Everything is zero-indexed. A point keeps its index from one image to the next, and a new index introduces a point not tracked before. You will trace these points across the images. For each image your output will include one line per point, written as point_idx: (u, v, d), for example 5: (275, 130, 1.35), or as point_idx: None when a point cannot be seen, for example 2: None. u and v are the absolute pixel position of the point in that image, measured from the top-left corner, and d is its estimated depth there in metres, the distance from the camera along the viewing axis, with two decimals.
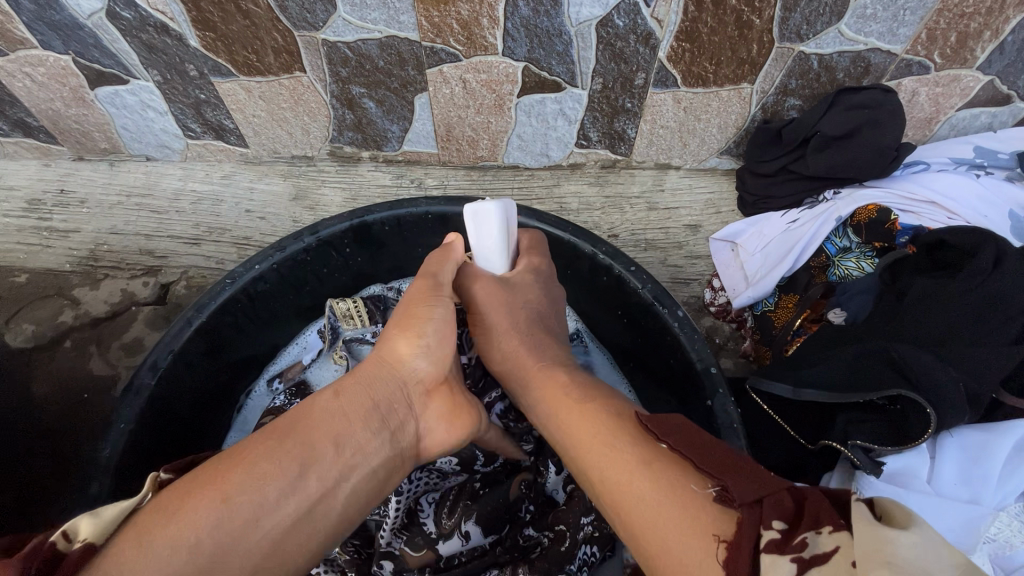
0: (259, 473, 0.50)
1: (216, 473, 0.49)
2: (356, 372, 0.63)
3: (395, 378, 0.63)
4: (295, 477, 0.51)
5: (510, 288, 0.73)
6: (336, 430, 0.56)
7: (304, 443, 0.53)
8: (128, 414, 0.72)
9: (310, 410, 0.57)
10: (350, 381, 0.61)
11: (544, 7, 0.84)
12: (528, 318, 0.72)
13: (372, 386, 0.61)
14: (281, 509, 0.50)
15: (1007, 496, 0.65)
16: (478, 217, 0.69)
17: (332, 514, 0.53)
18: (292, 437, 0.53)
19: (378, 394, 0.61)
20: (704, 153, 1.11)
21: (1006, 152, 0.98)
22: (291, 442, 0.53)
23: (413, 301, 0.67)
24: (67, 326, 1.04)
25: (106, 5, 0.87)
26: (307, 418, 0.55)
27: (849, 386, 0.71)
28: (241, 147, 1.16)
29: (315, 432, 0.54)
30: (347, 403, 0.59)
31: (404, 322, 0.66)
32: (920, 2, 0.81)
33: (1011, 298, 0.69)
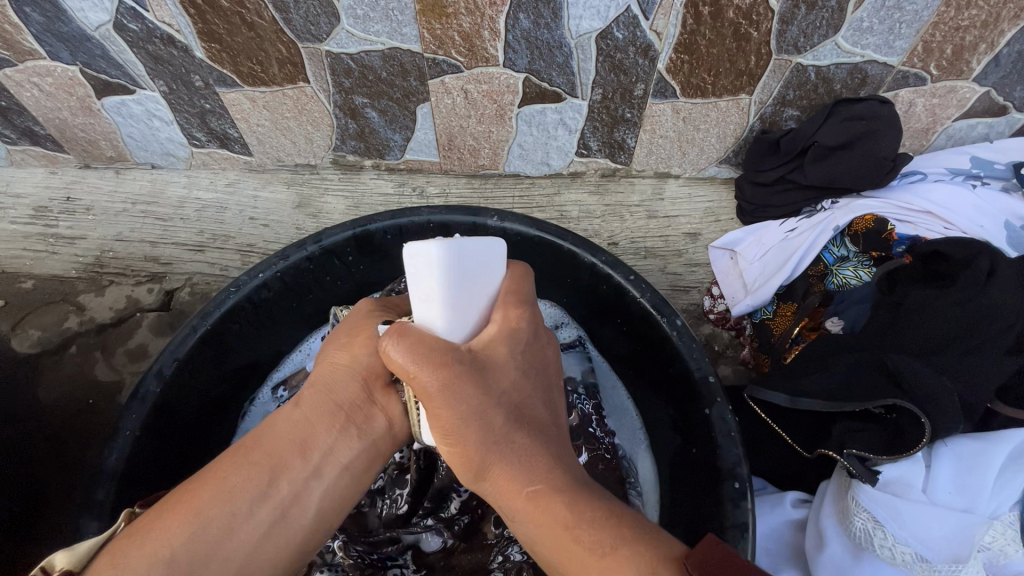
0: (226, 489, 0.53)
1: (185, 494, 0.53)
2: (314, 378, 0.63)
3: (349, 377, 0.62)
4: (262, 487, 0.54)
5: (478, 369, 0.52)
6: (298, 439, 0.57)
7: (265, 454, 0.56)
8: (132, 420, 0.73)
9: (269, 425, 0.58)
10: (309, 389, 0.62)
11: (544, 20, 0.85)
12: (499, 409, 0.53)
13: (333, 391, 0.61)
14: (254, 515, 0.53)
15: (1001, 505, 0.66)
16: (417, 262, 0.50)
17: (308, 514, 0.56)
18: (254, 451, 0.56)
19: (335, 397, 0.61)
20: (704, 162, 1.12)
21: (1003, 163, 0.99)
22: (253, 459, 0.55)
23: (358, 317, 0.66)
24: (72, 332, 1.05)
25: (114, 17, 0.88)
26: (267, 432, 0.58)
27: (845, 395, 0.72)
28: (245, 156, 1.17)
29: (275, 441, 0.57)
30: (307, 410, 0.60)
31: (348, 339, 0.63)
32: (915, 16, 0.83)
33: (1005, 309, 0.70)
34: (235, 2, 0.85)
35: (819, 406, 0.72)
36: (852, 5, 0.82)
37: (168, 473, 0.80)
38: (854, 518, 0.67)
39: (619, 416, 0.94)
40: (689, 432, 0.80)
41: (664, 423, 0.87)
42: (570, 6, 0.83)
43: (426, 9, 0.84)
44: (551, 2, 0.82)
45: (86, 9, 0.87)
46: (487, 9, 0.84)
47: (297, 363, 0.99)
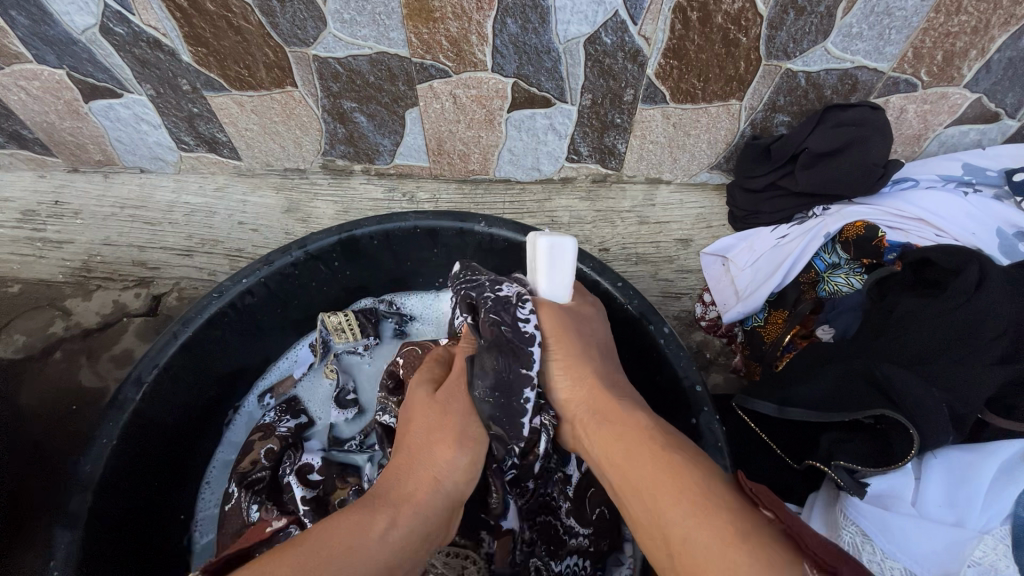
0: None
1: None
2: (400, 484, 0.59)
3: (437, 501, 0.60)
4: None
5: (575, 315, 0.70)
6: (389, 560, 0.53)
7: (349, 570, 0.50)
8: (110, 428, 0.72)
9: (358, 531, 0.53)
10: (401, 499, 0.58)
11: (532, 25, 0.85)
12: (591, 346, 0.68)
13: (425, 512, 0.58)
14: None
15: (993, 518, 0.64)
16: (556, 248, 0.71)
17: None
18: (337, 563, 0.50)
19: (422, 517, 0.58)
20: (695, 168, 1.11)
21: (995, 169, 0.99)
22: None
23: (463, 423, 0.65)
24: (57, 337, 1.04)
25: (99, 21, 0.88)
26: (352, 541, 0.52)
27: (834, 405, 0.71)
28: (234, 160, 1.16)
29: (360, 556, 0.51)
30: (400, 531, 0.55)
31: (458, 435, 0.63)
32: (905, 21, 0.82)
33: (996, 318, 0.69)
34: (220, 5, 0.84)
35: (807, 415, 0.72)
36: (841, 10, 0.81)
37: (149, 481, 0.79)
38: (843, 532, 0.67)
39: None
40: None
41: None
42: (557, 10, 0.82)
43: (413, 13, 0.83)
44: (539, 7, 0.82)
45: (72, 13, 0.87)
46: (475, 14, 0.84)
47: (283, 370, 0.99)
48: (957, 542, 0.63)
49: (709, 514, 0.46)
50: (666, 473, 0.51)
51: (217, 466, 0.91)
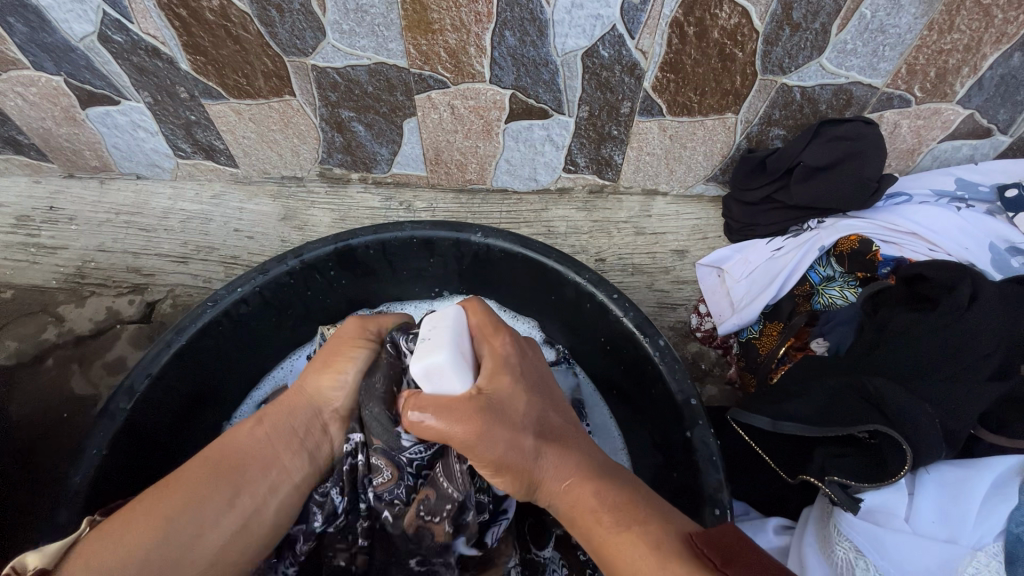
0: (195, 499, 0.57)
1: (154, 500, 0.56)
2: (277, 400, 0.68)
3: (313, 406, 0.67)
4: (229, 500, 0.58)
5: (493, 410, 0.54)
6: (261, 457, 0.62)
7: (234, 472, 0.60)
8: (101, 438, 0.72)
9: (236, 445, 0.62)
10: (273, 409, 0.66)
11: (530, 38, 0.85)
12: (517, 437, 0.54)
13: (293, 414, 0.66)
14: (218, 526, 0.57)
15: (984, 535, 0.65)
16: (431, 373, 0.55)
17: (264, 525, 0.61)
18: (224, 466, 0.60)
19: (298, 418, 0.66)
20: (691, 180, 1.12)
21: (987, 185, 1.00)
22: (226, 482, 0.59)
23: (340, 340, 0.69)
24: (49, 344, 1.03)
25: (98, 29, 0.88)
26: (234, 449, 0.62)
27: (827, 420, 0.71)
28: (231, 167, 1.16)
29: (245, 462, 0.61)
30: (273, 435, 0.64)
31: (327, 359, 0.68)
32: (897, 38, 0.83)
33: (988, 334, 0.70)
34: (219, 15, 0.84)
35: (801, 429, 0.72)
36: (836, 26, 0.82)
37: (139, 492, 0.78)
38: (836, 547, 0.67)
39: (605, 435, 0.94)
40: (670, 452, 0.79)
41: (648, 444, 0.86)
42: (555, 24, 0.83)
43: (411, 25, 0.84)
44: (537, 20, 0.82)
45: (70, 21, 0.87)
46: (473, 27, 0.85)
47: (277, 381, 0.98)
48: (949, 560, 0.63)
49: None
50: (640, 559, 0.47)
51: None
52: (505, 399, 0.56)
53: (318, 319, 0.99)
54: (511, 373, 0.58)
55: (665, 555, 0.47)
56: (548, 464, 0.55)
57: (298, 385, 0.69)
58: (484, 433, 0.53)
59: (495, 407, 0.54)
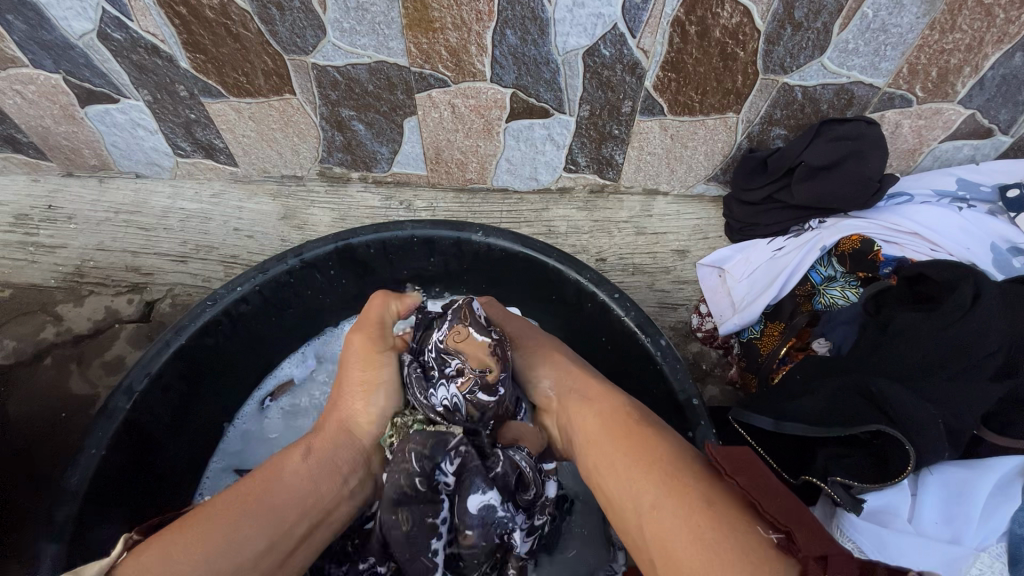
0: (241, 534, 0.56)
1: (200, 534, 0.55)
2: (318, 435, 0.69)
3: (356, 445, 0.70)
4: (273, 539, 0.58)
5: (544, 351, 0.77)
6: (304, 495, 0.62)
7: (279, 510, 0.59)
8: (99, 438, 0.71)
9: (275, 470, 0.63)
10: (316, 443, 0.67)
11: (531, 37, 0.85)
12: (569, 360, 0.76)
13: (335, 452, 0.67)
14: (261, 564, 0.57)
15: (987, 536, 0.64)
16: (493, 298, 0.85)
17: (297, 564, 0.61)
18: (268, 502, 0.59)
19: (341, 456, 0.67)
20: (692, 180, 1.12)
21: (988, 185, 1.00)
22: (267, 502, 0.59)
23: (362, 351, 0.73)
24: (47, 343, 1.03)
25: (98, 26, 0.88)
26: (278, 479, 0.62)
27: (829, 419, 0.71)
28: (231, 166, 1.16)
29: (290, 498, 0.61)
30: (314, 461, 0.65)
31: (365, 381, 0.72)
32: (899, 37, 0.83)
33: (991, 334, 0.69)
34: (219, 13, 0.84)
35: (804, 430, 0.72)
36: (838, 26, 0.82)
37: (138, 492, 0.78)
38: None
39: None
40: None
41: None
42: (556, 22, 0.83)
43: (412, 23, 0.84)
44: (539, 18, 0.82)
45: (70, 18, 0.87)
46: (475, 25, 0.84)
47: (276, 382, 0.98)
48: (954, 561, 0.63)
49: (683, 490, 0.52)
50: (649, 450, 0.57)
51: (210, 477, 0.89)
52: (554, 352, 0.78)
53: (318, 318, 0.99)
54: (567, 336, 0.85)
55: (676, 459, 0.56)
56: (582, 394, 0.70)
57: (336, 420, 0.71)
58: (545, 348, 0.78)
59: (557, 343, 0.80)
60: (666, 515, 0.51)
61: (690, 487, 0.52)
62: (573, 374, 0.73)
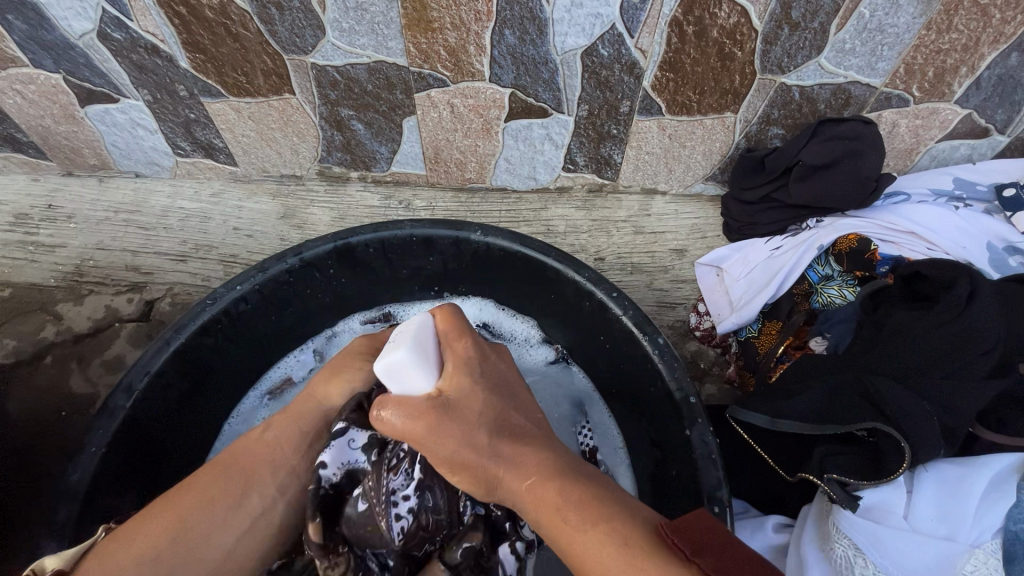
0: (206, 500, 0.62)
1: (168, 505, 0.61)
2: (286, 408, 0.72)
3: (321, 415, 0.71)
4: (238, 498, 0.64)
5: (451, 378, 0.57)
6: (267, 459, 0.67)
7: (240, 474, 0.65)
8: (99, 436, 0.72)
9: (245, 451, 0.68)
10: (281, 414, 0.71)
11: (529, 37, 0.85)
12: (471, 438, 0.53)
13: (302, 419, 0.70)
14: (230, 522, 0.62)
15: (982, 533, 0.65)
16: (391, 372, 0.55)
17: (273, 523, 0.66)
18: (228, 468, 0.66)
19: (307, 425, 0.70)
20: (690, 179, 1.12)
21: (985, 184, 1.01)
22: (233, 483, 0.65)
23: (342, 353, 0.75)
24: (48, 342, 1.03)
25: (98, 26, 0.88)
26: (238, 452, 0.67)
27: (826, 416, 0.72)
28: (230, 165, 1.16)
29: (251, 464, 0.67)
30: (285, 440, 0.69)
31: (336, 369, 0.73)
32: (896, 38, 0.83)
33: (986, 331, 0.70)
34: (218, 13, 0.84)
35: (801, 427, 0.72)
36: (835, 26, 0.82)
37: (139, 490, 0.78)
38: (835, 546, 0.67)
39: (604, 433, 0.94)
40: (670, 450, 0.79)
41: (648, 441, 0.86)
42: (555, 23, 0.83)
43: (411, 23, 0.84)
44: (537, 18, 0.83)
45: (70, 18, 0.87)
46: (473, 25, 0.85)
47: (275, 381, 0.98)
48: (947, 558, 0.64)
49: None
50: (598, 550, 0.46)
51: None
52: (460, 378, 0.57)
53: (317, 317, 0.99)
54: (468, 371, 0.57)
55: (633, 556, 0.45)
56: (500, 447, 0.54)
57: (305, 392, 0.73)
58: (442, 428, 0.53)
59: (447, 406, 0.54)
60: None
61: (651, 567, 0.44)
62: (485, 448, 0.54)
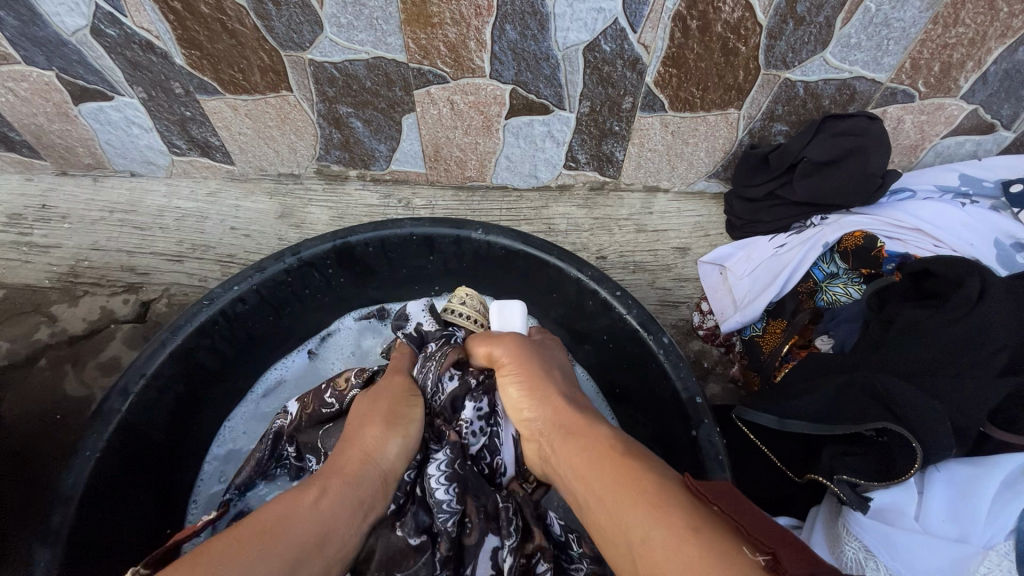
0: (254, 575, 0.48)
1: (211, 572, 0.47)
2: (337, 466, 0.62)
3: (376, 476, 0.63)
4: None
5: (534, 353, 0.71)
6: (323, 534, 0.55)
7: (293, 548, 0.51)
8: (94, 440, 0.70)
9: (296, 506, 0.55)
10: (336, 475, 0.61)
11: (531, 32, 0.84)
12: (550, 373, 0.69)
13: (361, 483, 0.61)
14: None
15: (995, 534, 0.64)
16: (503, 313, 0.82)
17: None
18: (273, 539, 0.51)
19: (365, 491, 0.61)
20: (693, 177, 1.11)
21: (991, 180, 0.99)
22: (284, 548, 0.51)
23: (391, 403, 0.71)
24: (42, 344, 1.01)
25: (91, 22, 0.86)
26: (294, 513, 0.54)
27: (834, 416, 0.70)
28: (227, 164, 1.15)
29: (303, 537, 0.53)
30: (339, 499, 0.58)
31: (388, 416, 0.68)
32: (902, 32, 0.82)
33: (997, 330, 0.69)
34: (214, 8, 0.83)
35: (809, 428, 0.71)
36: (840, 20, 0.81)
37: (137, 492, 0.77)
38: (845, 548, 0.66)
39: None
40: (675, 451, 0.78)
41: (651, 440, 0.85)
42: (556, 17, 0.82)
43: (411, 18, 0.83)
44: (539, 13, 0.81)
45: (62, 14, 0.85)
46: (473, 20, 0.83)
47: (270, 383, 0.97)
48: (960, 561, 0.63)
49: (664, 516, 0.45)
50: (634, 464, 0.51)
51: (205, 481, 0.89)
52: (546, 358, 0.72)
53: (316, 317, 0.98)
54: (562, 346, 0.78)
55: (666, 501, 0.46)
56: (571, 412, 0.62)
57: (352, 448, 0.65)
58: (540, 361, 0.70)
59: (546, 350, 0.75)
60: (662, 544, 0.43)
61: (686, 514, 0.44)
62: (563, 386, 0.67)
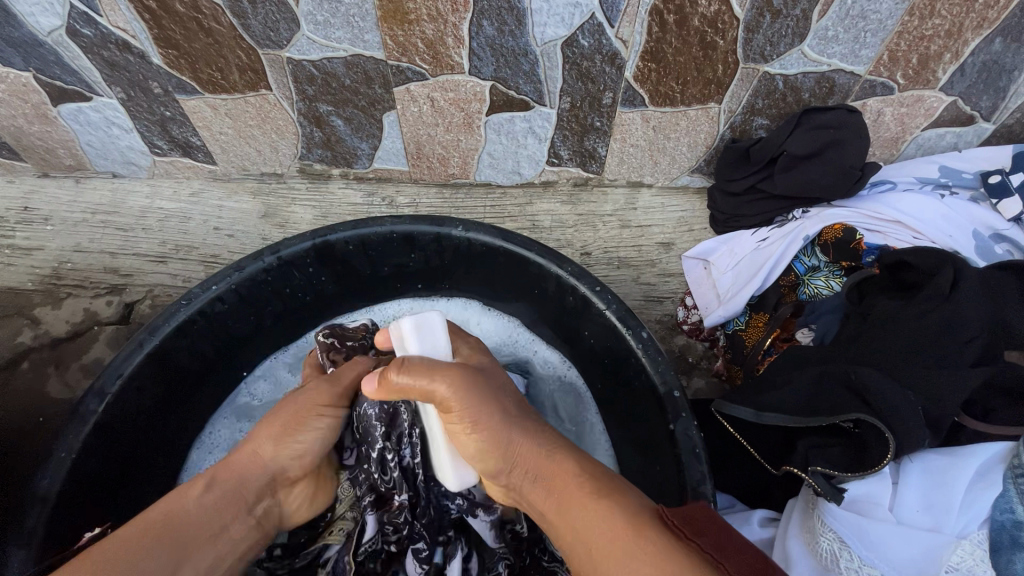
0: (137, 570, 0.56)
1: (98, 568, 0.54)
2: (226, 465, 0.69)
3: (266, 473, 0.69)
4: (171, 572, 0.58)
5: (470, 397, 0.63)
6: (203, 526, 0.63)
7: (175, 541, 0.60)
8: (70, 441, 0.70)
9: (180, 506, 0.63)
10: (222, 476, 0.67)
11: (508, 28, 0.84)
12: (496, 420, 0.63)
13: (243, 480, 0.68)
14: None
15: (969, 523, 0.64)
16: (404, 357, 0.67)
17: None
18: (164, 536, 0.60)
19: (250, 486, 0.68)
20: (676, 171, 1.11)
21: (970, 172, 1.00)
22: (166, 540, 0.59)
23: (298, 407, 0.73)
24: (25, 347, 1.01)
25: (66, 22, 0.86)
26: (176, 516, 0.62)
27: (809, 409, 0.71)
28: (210, 164, 1.14)
29: (187, 528, 0.61)
30: (217, 497, 0.65)
31: (285, 429, 0.71)
32: (879, 24, 0.82)
33: (971, 321, 0.69)
34: (189, 7, 0.82)
35: (785, 420, 0.71)
36: (817, 13, 0.81)
37: (109, 497, 0.76)
38: (820, 539, 0.66)
39: (587, 434, 0.93)
40: (655, 447, 0.78)
41: (634, 437, 0.85)
42: (533, 13, 0.81)
43: (387, 15, 0.82)
44: (514, 9, 0.81)
45: (37, 14, 0.85)
46: (450, 16, 0.83)
47: (233, 405, 0.95)
48: (933, 548, 0.63)
49: None
50: (594, 516, 0.53)
51: None
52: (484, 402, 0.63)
53: (297, 319, 0.98)
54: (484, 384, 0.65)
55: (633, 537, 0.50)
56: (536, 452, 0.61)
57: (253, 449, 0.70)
58: (468, 407, 0.62)
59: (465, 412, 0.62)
60: None
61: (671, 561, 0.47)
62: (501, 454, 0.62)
